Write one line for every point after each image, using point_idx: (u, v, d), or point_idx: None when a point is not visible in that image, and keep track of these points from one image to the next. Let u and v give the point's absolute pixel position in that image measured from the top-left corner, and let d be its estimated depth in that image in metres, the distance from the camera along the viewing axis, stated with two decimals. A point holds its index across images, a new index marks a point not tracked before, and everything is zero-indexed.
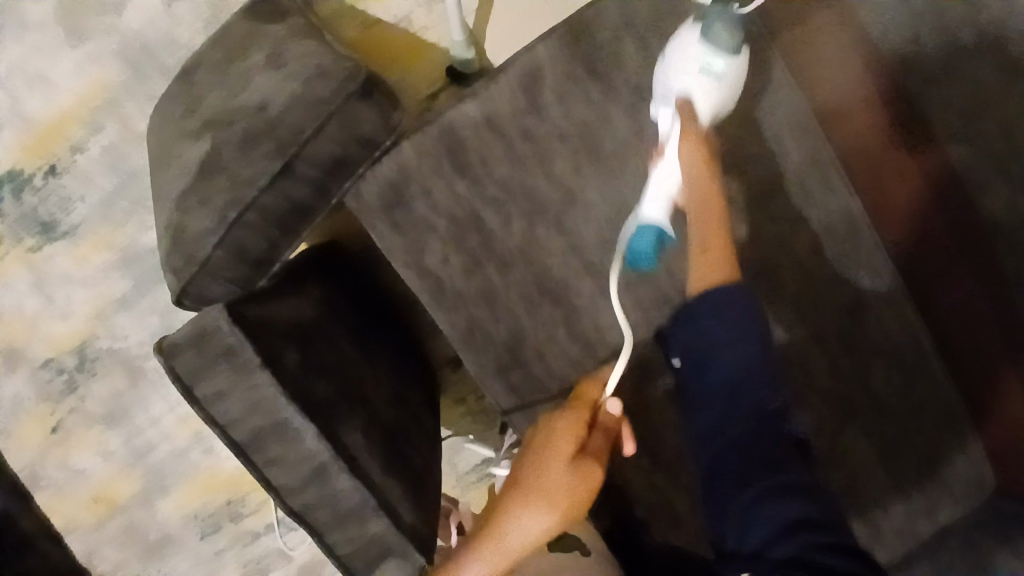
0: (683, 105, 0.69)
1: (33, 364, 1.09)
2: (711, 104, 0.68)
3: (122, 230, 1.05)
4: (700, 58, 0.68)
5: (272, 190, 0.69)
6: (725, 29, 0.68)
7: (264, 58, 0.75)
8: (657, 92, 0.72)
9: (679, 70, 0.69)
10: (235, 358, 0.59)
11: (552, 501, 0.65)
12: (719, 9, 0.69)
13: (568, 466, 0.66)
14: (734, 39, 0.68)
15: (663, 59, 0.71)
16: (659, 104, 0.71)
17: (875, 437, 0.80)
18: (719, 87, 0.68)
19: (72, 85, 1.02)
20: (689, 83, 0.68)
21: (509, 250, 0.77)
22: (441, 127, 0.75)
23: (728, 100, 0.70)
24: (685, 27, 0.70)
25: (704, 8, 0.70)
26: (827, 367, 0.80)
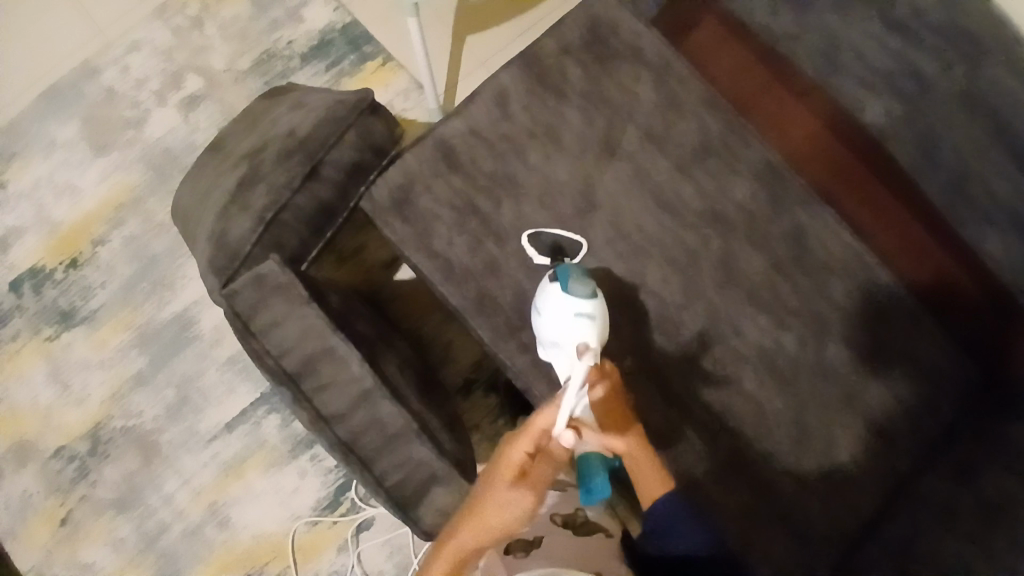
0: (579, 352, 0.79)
1: (43, 455, 1.09)
2: (597, 339, 0.80)
3: (141, 309, 1.13)
4: (572, 308, 0.80)
5: (303, 192, 0.84)
6: (579, 281, 0.81)
7: (286, 108, 0.93)
8: (547, 343, 0.82)
9: (560, 323, 0.80)
10: (287, 293, 0.68)
11: (485, 506, 0.67)
12: (572, 270, 0.83)
13: (506, 478, 0.70)
14: (590, 287, 0.81)
15: (539, 314, 0.83)
16: (554, 353, 0.81)
17: (854, 346, 0.90)
18: (594, 327, 0.80)
19: (97, 190, 1.17)
20: (573, 333, 0.80)
21: (504, 227, 0.90)
22: (435, 139, 0.92)
23: (606, 331, 0.82)
24: (550, 287, 0.82)
25: (559, 266, 0.84)
26: (792, 289, 0.91)
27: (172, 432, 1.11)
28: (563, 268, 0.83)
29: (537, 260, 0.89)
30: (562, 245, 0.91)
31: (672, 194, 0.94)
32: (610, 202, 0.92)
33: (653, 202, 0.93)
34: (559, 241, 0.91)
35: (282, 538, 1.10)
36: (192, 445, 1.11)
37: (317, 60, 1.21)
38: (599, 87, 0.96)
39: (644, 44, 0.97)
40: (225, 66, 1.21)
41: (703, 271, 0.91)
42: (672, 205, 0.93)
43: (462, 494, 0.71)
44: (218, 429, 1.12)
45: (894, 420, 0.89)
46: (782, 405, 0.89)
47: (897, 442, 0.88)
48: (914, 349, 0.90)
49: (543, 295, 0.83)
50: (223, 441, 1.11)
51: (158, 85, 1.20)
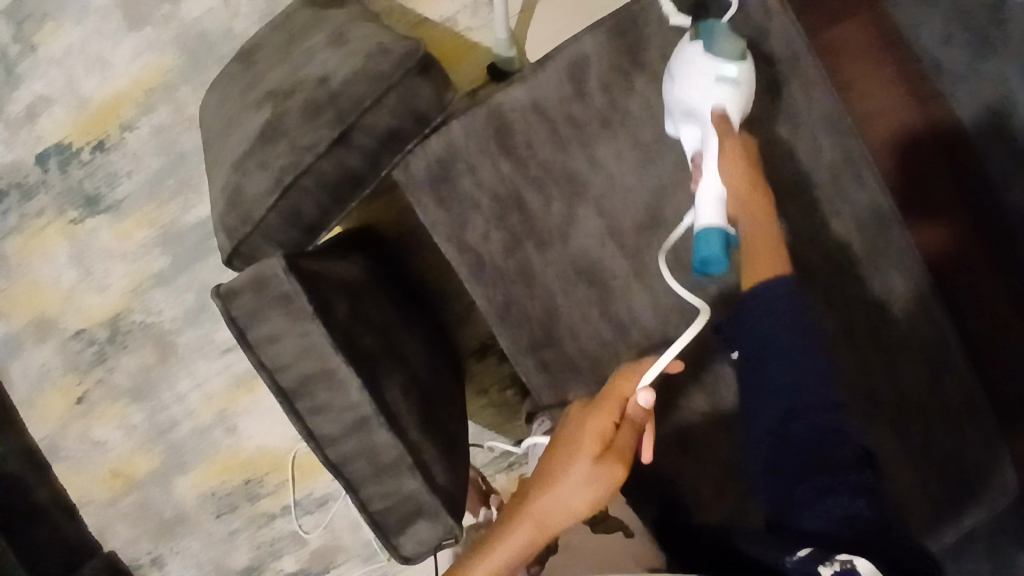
0: (717, 116, 0.71)
1: (64, 334, 1.11)
2: (737, 106, 0.71)
3: (167, 208, 1.08)
4: (714, 69, 0.70)
5: (329, 156, 0.72)
6: (726, 37, 0.71)
7: (326, 38, 0.79)
8: (676, 114, 0.73)
9: (698, 86, 0.71)
10: (289, 305, 0.61)
11: (569, 489, 0.65)
12: (717, 25, 0.72)
13: (588, 454, 0.66)
14: (739, 47, 0.71)
15: (670, 79, 0.73)
16: (686, 121, 0.72)
17: (901, 436, 0.80)
18: (737, 91, 0.70)
19: (129, 67, 1.06)
20: (713, 95, 0.70)
21: (549, 230, 0.79)
22: (490, 109, 0.78)
23: (749, 98, 0.72)
24: (689, 45, 0.72)
25: (703, 23, 0.73)
26: (856, 363, 0.80)
27: (188, 337, 1.11)
28: (706, 23, 0.72)
29: (675, 20, 0.76)
30: (705, 11, 0.78)
31: None
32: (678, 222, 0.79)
33: None
34: (702, 5, 0.78)
35: (283, 454, 1.14)
36: (208, 351, 1.11)
37: None
38: None
39: (771, 28, 0.78)
40: None
41: None
42: None
43: (447, 532, 0.68)
44: (234, 342, 1.11)
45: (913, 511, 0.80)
46: None
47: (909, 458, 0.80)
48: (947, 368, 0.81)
49: (680, 55, 0.73)
50: (237, 354, 1.11)
51: None
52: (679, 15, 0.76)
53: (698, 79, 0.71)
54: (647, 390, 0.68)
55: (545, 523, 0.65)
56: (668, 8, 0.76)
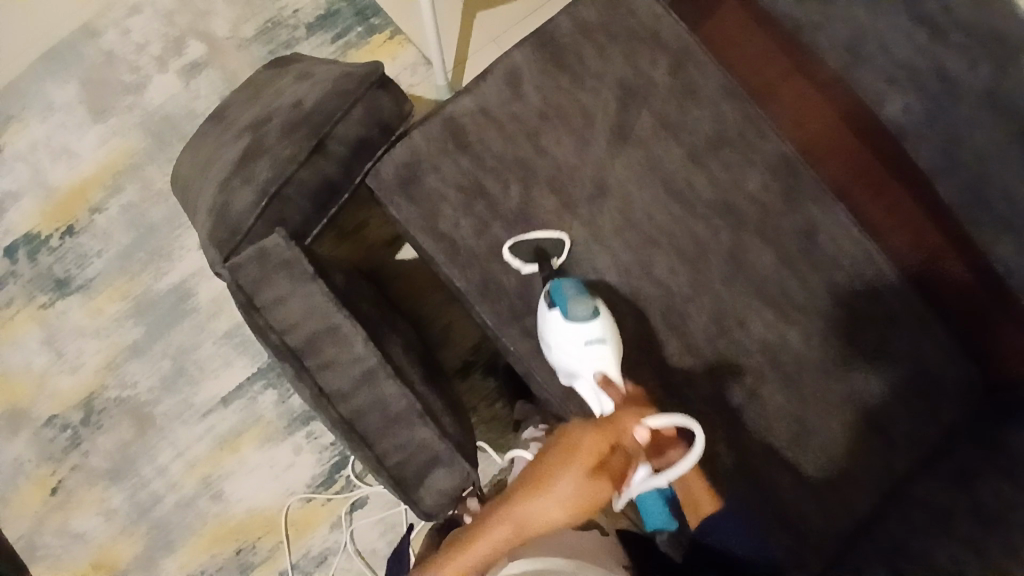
0: (601, 378, 0.80)
1: (36, 423, 1.08)
2: (614, 362, 0.80)
3: (138, 278, 1.12)
4: (583, 336, 0.80)
5: (308, 165, 0.81)
6: (578, 301, 0.81)
7: (292, 79, 0.90)
8: (563, 372, 0.83)
9: (575, 356, 0.80)
10: (292, 270, 0.67)
11: (553, 501, 0.68)
12: (567, 288, 0.82)
13: (580, 471, 0.69)
14: (591, 306, 0.81)
15: (549, 347, 0.82)
16: (574, 380, 0.82)
17: (856, 344, 0.89)
18: (607, 349, 0.80)
19: (96, 155, 1.15)
20: (591, 361, 0.80)
21: (511, 211, 0.89)
22: (444, 117, 0.90)
23: (618, 345, 0.82)
24: (550, 313, 0.82)
25: (553, 283, 0.83)
26: (799, 285, 0.90)
27: (167, 404, 1.10)
28: (557, 286, 0.83)
29: (525, 269, 0.87)
30: (545, 248, 0.88)
31: (684, 184, 0.92)
32: (620, 189, 0.91)
33: (664, 192, 0.91)
34: (541, 244, 0.88)
35: (275, 513, 1.09)
36: (188, 417, 1.10)
37: (324, 30, 1.18)
38: (612, 67, 0.93)
39: (662, 27, 0.95)
40: (228, 32, 1.18)
41: (712, 264, 0.90)
42: (682, 194, 0.92)
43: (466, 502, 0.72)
44: (214, 402, 1.10)
45: (896, 423, 0.88)
46: (783, 400, 0.88)
47: (885, 423, 0.88)
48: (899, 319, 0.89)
49: (547, 325, 0.82)
50: (220, 414, 1.10)
51: (159, 50, 1.18)
52: (527, 266, 0.87)
53: (573, 345, 0.80)
54: (647, 428, 0.72)
55: (524, 530, 0.69)
56: (516, 264, 0.87)
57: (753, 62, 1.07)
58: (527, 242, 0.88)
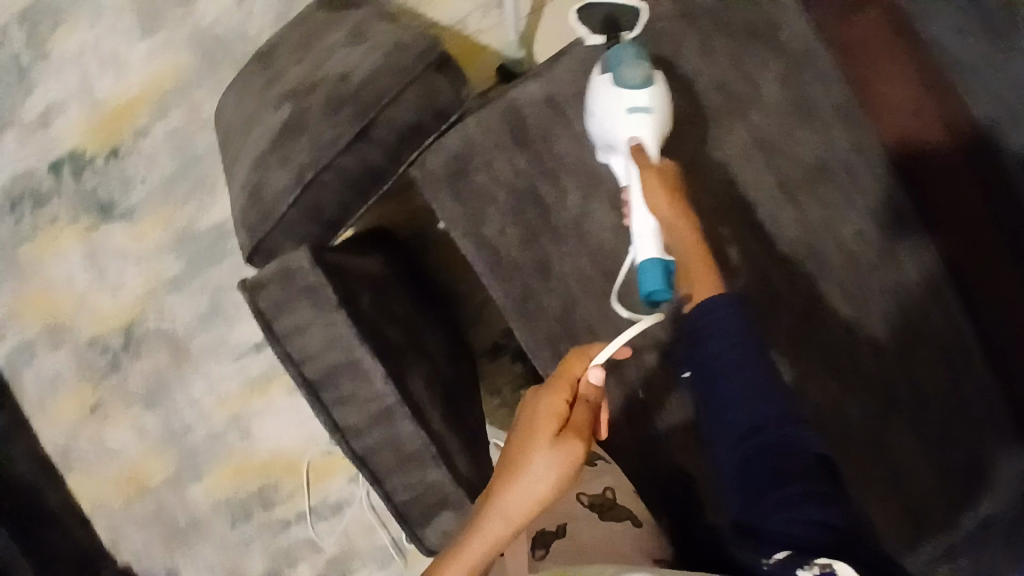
0: (636, 147, 0.74)
1: (78, 339, 1.11)
2: (654, 134, 0.74)
3: (181, 210, 1.09)
4: (625, 100, 0.73)
5: (350, 152, 0.73)
6: (633, 65, 0.74)
7: (345, 37, 0.80)
8: (600, 143, 0.77)
9: (612, 120, 0.74)
10: (315, 296, 0.61)
11: (533, 479, 0.58)
12: (625, 52, 0.74)
13: (546, 434, 0.60)
14: (646, 72, 0.74)
15: (591, 115, 0.76)
16: (610, 153, 0.76)
17: (916, 425, 0.76)
18: (651, 119, 0.73)
19: (145, 75, 1.09)
20: (628, 128, 0.74)
21: (565, 222, 0.80)
22: (507, 104, 0.79)
23: (665, 126, 0.75)
24: (600, 80, 0.75)
25: (612, 51, 0.75)
26: (874, 356, 0.78)
27: (202, 340, 1.11)
28: (614, 52, 0.75)
29: (591, 41, 0.80)
30: (618, 18, 0.79)
31: (768, 217, 0.80)
32: (691, 214, 0.80)
33: (742, 222, 0.80)
34: (616, 14, 0.79)
35: (297, 458, 1.12)
36: (221, 354, 1.11)
37: None
38: (706, 68, 0.81)
39: (782, 22, 0.80)
40: None
41: (781, 315, 0.79)
42: (763, 227, 0.80)
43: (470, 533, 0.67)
44: (247, 345, 1.11)
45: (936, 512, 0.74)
46: None
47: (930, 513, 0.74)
48: (976, 412, 0.74)
49: (594, 89, 0.76)
50: (251, 357, 1.11)
51: None
52: (594, 37, 0.80)
53: (612, 111, 0.74)
54: (600, 366, 0.64)
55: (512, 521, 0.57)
56: (581, 36, 0.80)
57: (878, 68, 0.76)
58: (598, 11, 0.79)
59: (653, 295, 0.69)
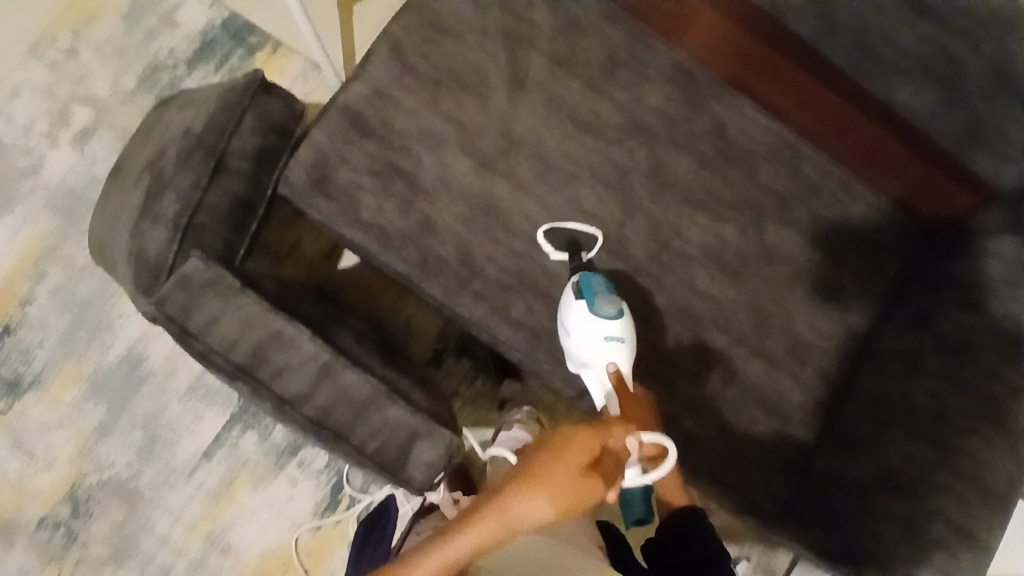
0: (614, 373, 0.78)
1: (27, 528, 1.05)
2: (628, 358, 0.79)
3: (86, 357, 1.09)
4: (600, 330, 0.78)
5: (213, 189, 0.80)
6: (605, 298, 0.80)
7: (176, 111, 0.88)
8: (575, 359, 0.81)
9: (591, 347, 0.78)
10: (219, 288, 0.64)
11: (539, 502, 0.60)
12: (596, 284, 0.81)
13: (573, 467, 0.61)
14: (617, 305, 0.80)
15: (567, 334, 0.81)
16: (583, 370, 0.80)
17: (790, 225, 0.92)
18: (624, 348, 0.79)
19: (10, 248, 1.11)
20: (605, 354, 0.78)
21: (430, 182, 0.88)
22: (339, 108, 0.88)
23: (634, 350, 0.81)
24: (575, 303, 0.81)
25: (584, 277, 0.82)
26: (724, 183, 0.92)
27: (150, 473, 1.07)
28: (586, 280, 0.82)
29: (556, 257, 0.88)
30: (579, 240, 0.89)
31: (591, 113, 0.92)
32: (531, 136, 0.91)
33: (573, 126, 0.92)
34: (574, 235, 0.90)
35: (288, 550, 1.08)
36: (175, 480, 1.08)
37: (205, 62, 1.17)
38: (489, 19, 0.93)
39: None
40: (110, 89, 1.15)
41: (636, 183, 0.91)
42: (591, 122, 0.92)
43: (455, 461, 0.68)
44: (197, 459, 1.08)
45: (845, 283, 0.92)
46: (737, 295, 0.90)
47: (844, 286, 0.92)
48: (839, 193, 0.94)
49: (568, 313, 0.81)
50: (204, 469, 1.08)
51: (47, 126, 1.14)
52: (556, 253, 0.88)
53: (587, 338, 0.79)
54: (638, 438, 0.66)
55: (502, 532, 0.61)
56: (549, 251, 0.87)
57: None
58: (562, 231, 0.89)
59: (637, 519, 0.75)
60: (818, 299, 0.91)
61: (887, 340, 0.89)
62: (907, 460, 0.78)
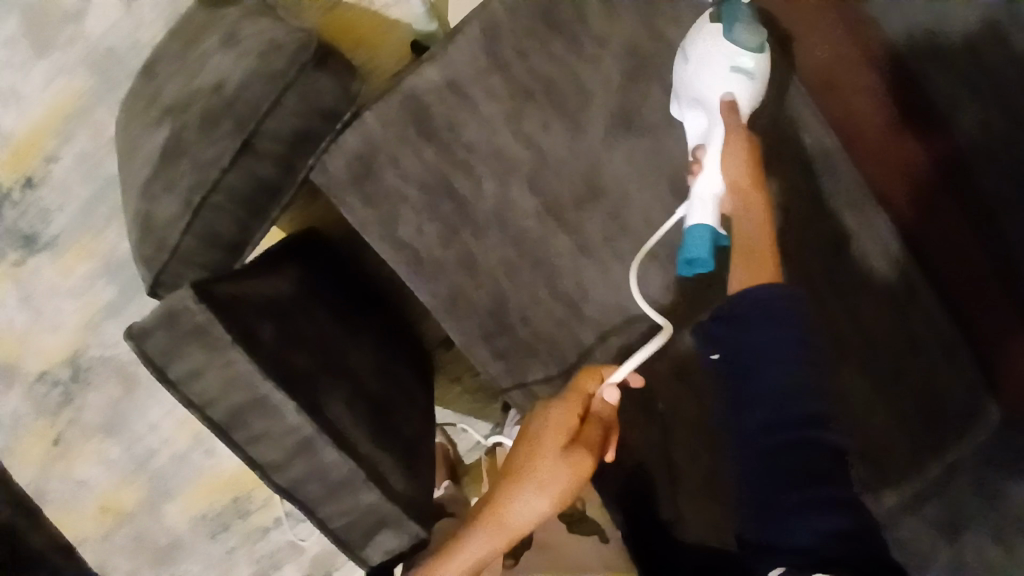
0: (727, 104, 0.68)
1: (29, 379, 1.09)
2: (749, 97, 0.69)
3: (104, 236, 1.05)
4: (730, 57, 0.68)
5: (236, 168, 0.68)
6: (749, 29, 0.68)
7: (219, 40, 0.74)
8: (686, 98, 0.71)
9: (712, 74, 0.68)
10: (205, 336, 0.59)
11: (535, 489, 0.65)
12: (741, 11, 0.69)
13: (554, 447, 0.66)
14: (759, 35, 0.68)
15: (686, 60, 0.70)
16: (690, 107, 0.71)
17: (873, 377, 0.77)
18: (752, 84, 0.68)
19: (40, 94, 1.02)
20: (724, 83, 0.68)
21: (484, 214, 0.76)
22: (403, 94, 0.73)
23: (761, 93, 0.70)
24: (708, 26, 0.69)
25: (725, 2, 0.70)
26: (820, 315, 0.77)
27: None
28: (730, 5, 0.69)
29: None
30: None
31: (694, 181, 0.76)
32: (616, 189, 0.76)
33: (669, 191, 0.76)
34: None
35: None
36: None
37: None
38: (615, 28, 0.74)
39: None
40: None
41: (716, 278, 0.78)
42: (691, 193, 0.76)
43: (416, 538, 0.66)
44: None
45: (893, 454, 0.78)
46: None
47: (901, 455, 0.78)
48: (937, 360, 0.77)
49: (698, 35, 0.69)
50: None
51: None
52: None
53: (713, 66, 0.68)
54: (614, 388, 0.68)
55: (510, 529, 0.66)
56: None
57: (814, 41, 0.78)
58: None
59: (694, 260, 0.68)
60: (858, 460, 0.78)
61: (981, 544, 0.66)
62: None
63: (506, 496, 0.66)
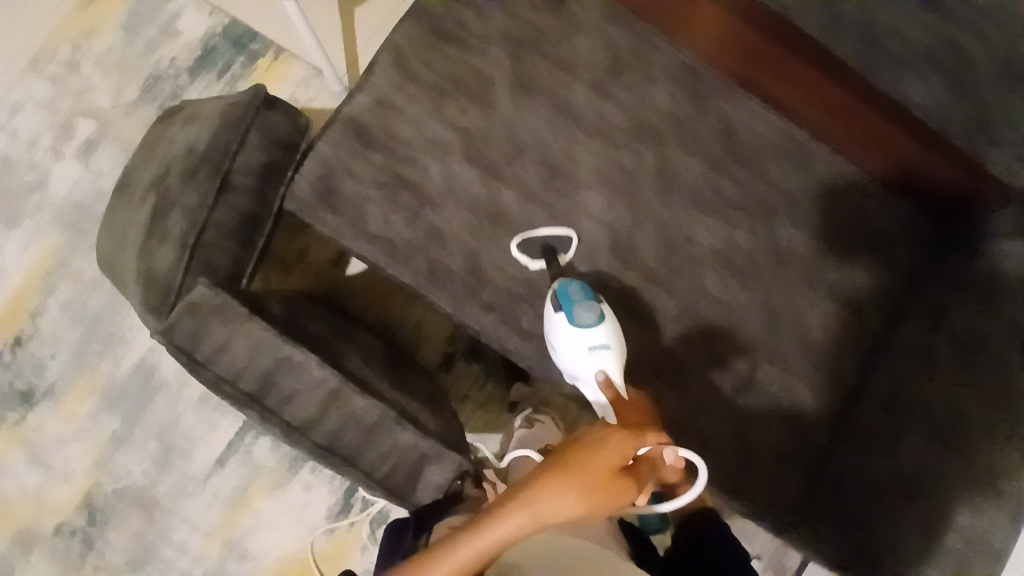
0: (603, 380, 0.77)
1: (47, 539, 1.07)
2: (618, 364, 0.78)
3: (99, 370, 1.10)
4: (585, 340, 0.78)
5: (220, 206, 0.80)
6: (584, 306, 0.79)
7: (180, 126, 0.88)
8: (567, 372, 0.81)
9: (578, 358, 0.78)
10: (225, 314, 0.66)
11: (575, 501, 0.60)
12: (573, 292, 0.80)
13: (612, 468, 0.61)
14: (596, 310, 0.79)
15: (555, 349, 0.81)
16: (578, 384, 0.80)
17: (811, 231, 0.91)
18: (612, 353, 0.78)
19: (19, 261, 1.12)
20: (592, 364, 0.78)
21: (436, 193, 0.88)
22: (343, 120, 0.88)
23: (624, 351, 0.80)
24: (555, 317, 0.80)
25: (560, 290, 0.81)
26: (732, 185, 0.91)
27: (167, 482, 1.08)
28: (562, 289, 0.81)
29: (534, 265, 0.87)
30: (553, 243, 0.89)
31: (595, 116, 0.91)
32: (536, 142, 0.90)
33: (580, 130, 0.91)
34: (547, 239, 0.89)
35: (305, 555, 1.08)
36: (191, 488, 1.08)
37: (206, 70, 1.16)
38: (494, 26, 0.92)
39: None
40: (113, 101, 1.15)
41: (644, 186, 0.91)
42: (597, 127, 0.91)
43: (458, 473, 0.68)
44: (212, 467, 1.09)
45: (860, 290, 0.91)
46: (747, 297, 0.89)
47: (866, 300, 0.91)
48: (867, 209, 0.92)
49: (551, 326, 0.81)
50: (220, 477, 1.09)
51: (50, 140, 1.15)
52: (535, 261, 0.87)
53: (577, 352, 0.78)
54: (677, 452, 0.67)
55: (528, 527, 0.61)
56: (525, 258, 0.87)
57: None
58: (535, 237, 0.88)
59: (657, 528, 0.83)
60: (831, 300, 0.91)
61: (906, 337, 0.88)
62: (921, 463, 0.76)
63: (543, 492, 0.60)
